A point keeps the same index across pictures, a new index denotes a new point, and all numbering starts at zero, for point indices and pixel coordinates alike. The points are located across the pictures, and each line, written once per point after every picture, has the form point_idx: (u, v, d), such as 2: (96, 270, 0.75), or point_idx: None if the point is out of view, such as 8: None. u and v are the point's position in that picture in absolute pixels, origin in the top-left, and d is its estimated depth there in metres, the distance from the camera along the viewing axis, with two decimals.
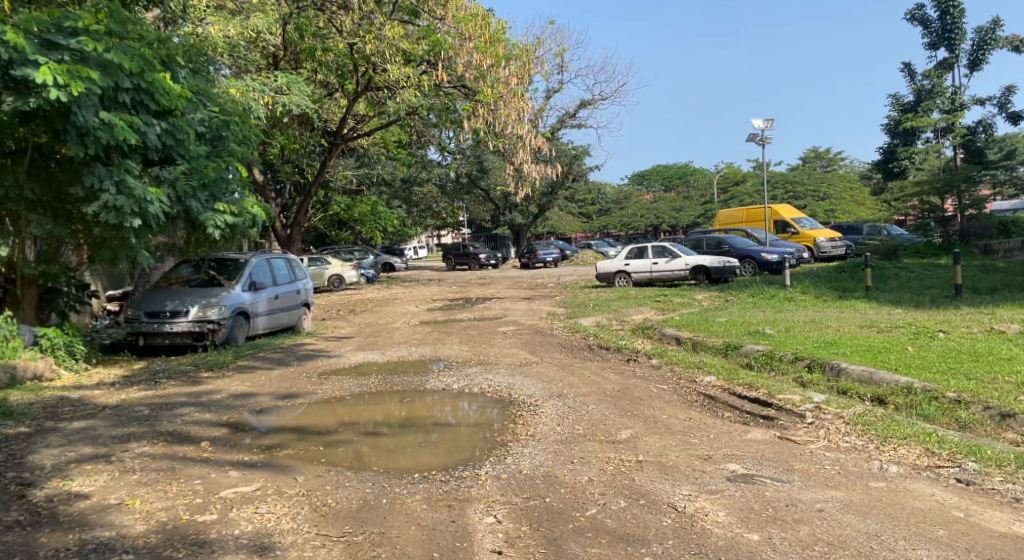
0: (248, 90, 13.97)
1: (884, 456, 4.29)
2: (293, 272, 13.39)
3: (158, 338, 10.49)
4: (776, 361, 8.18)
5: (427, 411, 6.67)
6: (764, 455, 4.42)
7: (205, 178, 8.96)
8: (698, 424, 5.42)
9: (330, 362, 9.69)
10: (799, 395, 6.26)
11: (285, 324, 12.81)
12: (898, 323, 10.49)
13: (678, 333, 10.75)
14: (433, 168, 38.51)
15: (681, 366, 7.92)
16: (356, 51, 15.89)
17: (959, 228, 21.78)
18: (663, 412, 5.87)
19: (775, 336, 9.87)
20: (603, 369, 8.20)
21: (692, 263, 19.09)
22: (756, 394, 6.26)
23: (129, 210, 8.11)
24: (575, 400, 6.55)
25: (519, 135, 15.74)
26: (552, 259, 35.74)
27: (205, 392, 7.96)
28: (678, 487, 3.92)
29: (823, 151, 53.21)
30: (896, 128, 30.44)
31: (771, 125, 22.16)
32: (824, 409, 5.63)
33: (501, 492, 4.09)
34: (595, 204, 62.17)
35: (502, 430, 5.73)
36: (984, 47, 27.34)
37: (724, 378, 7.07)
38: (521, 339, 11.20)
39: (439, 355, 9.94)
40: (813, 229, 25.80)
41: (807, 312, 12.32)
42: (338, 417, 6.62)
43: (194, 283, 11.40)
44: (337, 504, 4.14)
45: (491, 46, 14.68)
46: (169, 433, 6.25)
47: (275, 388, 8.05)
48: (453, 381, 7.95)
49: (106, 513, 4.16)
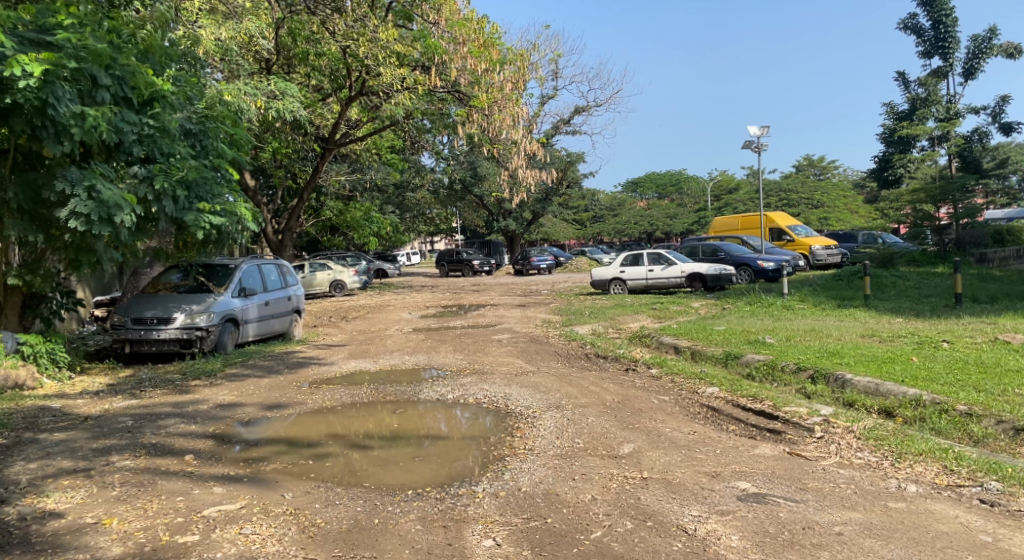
0: (240, 93, 13.79)
1: (901, 474, 4.10)
2: (284, 277, 13.14)
3: (144, 345, 10.24)
4: (778, 372, 7.98)
5: (418, 423, 6.45)
6: (776, 472, 4.23)
7: (186, 179, 8.72)
8: (702, 438, 5.22)
9: (322, 371, 9.45)
10: (805, 407, 6.06)
11: (275, 330, 12.55)
12: (899, 332, 10.33)
13: (676, 341, 10.58)
14: (427, 175, 35.48)
15: (681, 377, 7.70)
16: (349, 53, 15.66)
17: (954, 237, 21.52)
18: (666, 425, 5.67)
19: (776, 345, 9.70)
20: (602, 378, 7.99)
21: (687, 271, 18.96)
22: (761, 407, 6.06)
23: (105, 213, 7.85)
24: (573, 411, 6.33)
25: (514, 140, 15.53)
26: (546, 266, 35.58)
27: (191, 402, 7.71)
28: (687, 507, 3.72)
29: (816, 159, 53.40)
30: (890, 137, 30.44)
31: (766, 133, 22.07)
32: (833, 422, 5.45)
33: (500, 512, 3.88)
34: (588, 211, 62.16)
35: (499, 443, 5.50)
36: (978, 56, 27.40)
37: (726, 389, 6.87)
38: (516, 347, 10.99)
39: (433, 364, 9.73)
40: (808, 237, 25.69)
41: (806, 321, 12.17)
42: (326, 430, 6.38)
43: (182, 289, 11.14)
44: (326, 524, 3.92)
45: (485, 51, 14.53)
46: (151, 446, 6.01)
47: (264, 398, 7.81)
48: (447, 391, 7.72)
49: (81, 533, 3.92)
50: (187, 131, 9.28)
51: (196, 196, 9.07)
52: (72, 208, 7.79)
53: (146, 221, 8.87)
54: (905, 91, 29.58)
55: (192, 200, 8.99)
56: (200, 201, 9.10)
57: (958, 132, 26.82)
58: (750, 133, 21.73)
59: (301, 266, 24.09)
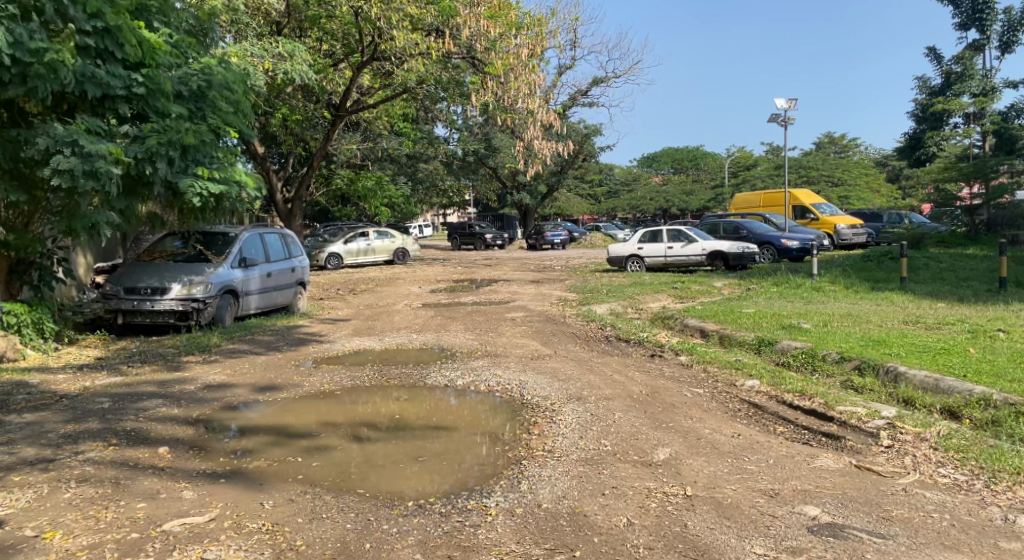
0: (245, 56, 13.13)
1: (1002, 501, 3.42)
2: (288, 248, 12.44)
3: (137, 316, 9.65)
4: (819, 362, 7.26)
5: (422, 412, 5.78)
6: (847, 494, 3.55)
7: (183, 139, 7.95)
8: (750, 444, 4.52)
9: (324, 349, 8.79)
10: (863, 408, 5.29)
11: (279, 304, 11.90)
12: (947, 319, 9.52)
13: (702, 324, 9.88)
14: (439, 144, 34.14)
15: (715, 366, 6.98)
16: (361, 15, 15.07)
17: (985, 217, 20.23)
18: (704, 425, 4.97)
19: (813, 331, 8.95)
20: (626, 365, 7.30)
21: (709, 249, 18.15)
22: (811, 405, 5.34)
23: (81, 171, 7.25)
24: (597, 405, 5.65)
25: (529, 110, 14.00)
26: (559, 241, 34.86)
27: (179, 380, 7.08)
28: (746, 541, 3.10)
29: (837, 137, 51.87)
30: (922, 113, 29.15)
31: (794, 106, 21.11)
32: (900, 427, 4.71)
33: (516, 538, 3.27)
34: (602, 186, 61.10)
35: (514, 443, 4.83)
36: (1016, 29, 26.01)
37: (768, 382, 6.14)
38: (532, 327, 10.29)
39: (442, 343, 9.05)
40: (834, 215, 24.73)
41: (839, 305, 11.41)
42: (321, 418, 5.72)
43: (180, 259, 10.50)
44: (308, 547, 3.30)
45: (501, 14, 13.89)
46: (124, 433, 5.37)
47: (259, 378, 7.16)
48: (457, 376, 7.03)
49: (15, 551, 3.30)
50: (183, 92, 8.51)
51: (193, 160, 8.31)
52: (55, 164, 7.20)
53: (138, 185, 8.12)
54: (936, 66, 28.24)
55: (189, 163, 8.24)
56: (198, 166, 8.33)
57: (994, 109, 25.57)
58: (778, 106, 20.82)
59: (368, 234, 24.61)
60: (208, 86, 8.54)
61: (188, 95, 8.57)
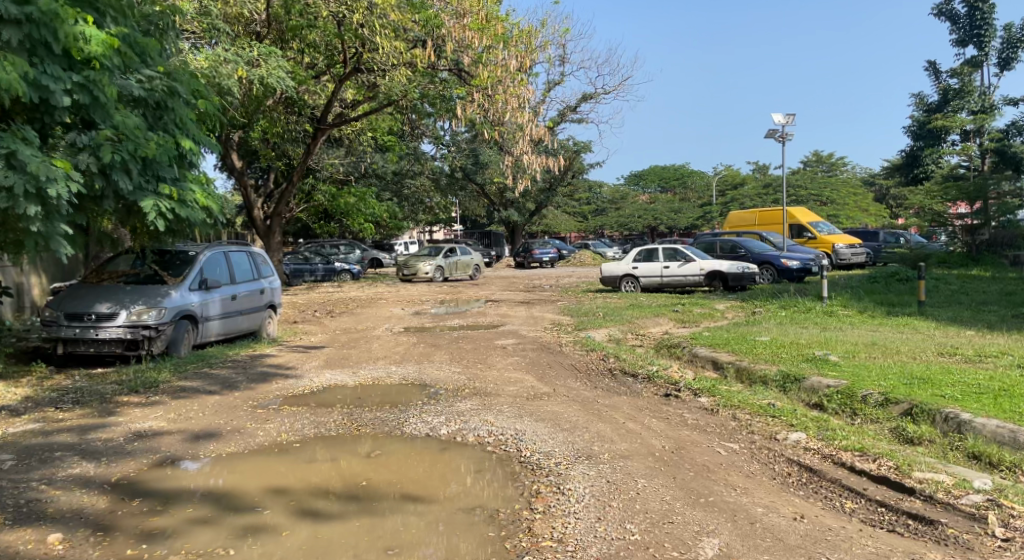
0: (217, 63, 11.94)
1: None
2: (257, 267, 11.31)
3: (80, 346, 8.49)
4: (859, 404, 6.22)
5: (398, 472, 4.68)
6: None
7: (142, 150, 6.83)
8: (822, 534, 3.49)
9: (288, 387, 7.62)
10: (945, 473, 4.22)
11: (244, 329, 10.74)
12: (987, 351, 8.52)
13: (714, 354, 8.87)
14: (424, 160, 33.20)
15: (744, 412, 5.92)
16: (342, 25, 14.00)
17: (987, 237, 19.13)
18: (754, 501, 3.92)
19: (843, 365, 7.92)
20: (639, 409, 6.23)
21: (707, 268, 17.14)
22: (880, 470, 4.30)
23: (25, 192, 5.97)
24: (612, 466, 4.60)
25: (518, 124, 12.96)
26: (548, 259, 33.85)
27: (107, 428, 5.93)
28: None
29: (825, 156, 51.31)
30: (917, 129, 28.49)
31: (792, 121, 20.32)
32: (1006, 506, 3.70)
33: None
34: (590, 203, 60.05)
35: (511, 524, 3.78)
36: (1015, 46, 24.93)
37: (816, 436, 5.09)
38: (524, 358, 9.20)
39: (424, 378, 7.96)
40: (832, 234, 23.93)
41: (860, 332, 10.40)
42: (268, 481, 4.60)
43: (132, 280, 9.34)
44: None
45: (489, 24, 12.82)
46: (18, 506, 4.22)
47: (204, 426, 5.99)
48: (441, 422, 5.91)
49: None
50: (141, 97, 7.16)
51: (153, 174, 7.22)
52: None
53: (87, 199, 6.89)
54: (934, 81, 27.54)
55: (149, 178, 7.15)
56: (159, 181, 7.27)
57: (994, 127, 24.80)
58: (777, 120, 20.08)
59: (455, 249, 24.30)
60: (172, 96, 7.33)
61: (148, 101, 7.21)
